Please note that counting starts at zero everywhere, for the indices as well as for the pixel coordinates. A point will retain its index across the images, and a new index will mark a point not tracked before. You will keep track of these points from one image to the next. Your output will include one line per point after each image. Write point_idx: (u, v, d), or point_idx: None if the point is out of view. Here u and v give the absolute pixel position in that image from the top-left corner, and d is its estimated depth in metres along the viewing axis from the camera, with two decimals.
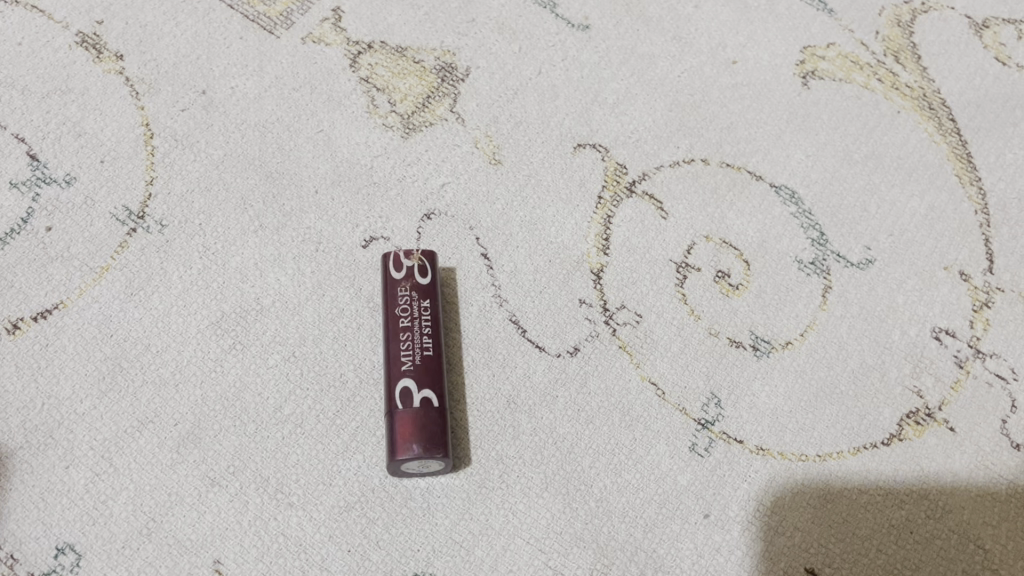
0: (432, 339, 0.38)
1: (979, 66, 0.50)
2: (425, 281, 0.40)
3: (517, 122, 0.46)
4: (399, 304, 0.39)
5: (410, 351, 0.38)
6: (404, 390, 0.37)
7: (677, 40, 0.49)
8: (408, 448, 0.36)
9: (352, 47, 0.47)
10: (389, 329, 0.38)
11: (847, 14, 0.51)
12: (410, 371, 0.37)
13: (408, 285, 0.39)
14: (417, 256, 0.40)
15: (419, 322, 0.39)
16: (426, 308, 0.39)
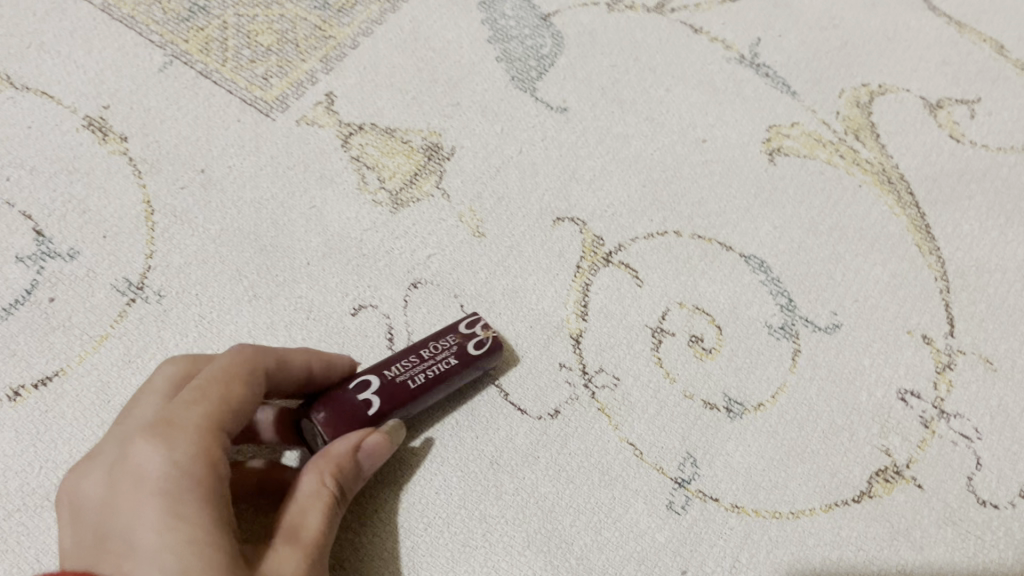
0: (431, 380, 0.40)
1: (934, 144, 0.53)
2: (481, 348, 0.41)
3: (500, 198, 0.49)
4: (439, 340, 0.41)
5: (403, 370, 0.40)
6: (363, 376, 0.39)
7: (650, 120, 0.52)
8: (318, 412, 0.38)
9: (344, 128, 0.50)
10: (413, 346, 0.41)
11: (809, 97, 0.54)
12: (391, 376, 0.39)
13: (456, 339, 0.41)
14: (489, 333, 0.42)
15: (436, 361, 0.40)
16: (455, 361, 0.41)
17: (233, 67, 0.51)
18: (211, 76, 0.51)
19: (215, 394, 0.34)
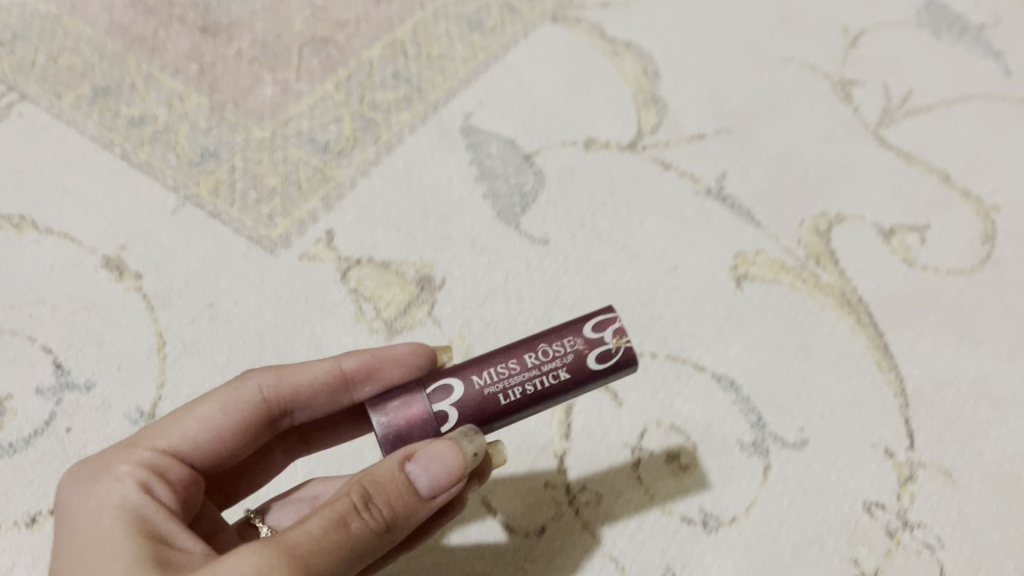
0: (533, 399, 0.38)
1: (891, 269, 0.57)
2: (602, 366, 0.38)
3: (486, 324, 0.53)
4: (559, 344, 0.38)
5: (500, 375, 0.38)
6: (452, 385, 0.38)
7: (626, 250, 0.57)
8: (386, 413, 0.38)
9: (342, 262, 0.54)
10: (529, 343, 0.39)
11: (773, 225, 0.59)
12: (488, 391, 0.38)
13: (578, 347, 0.38)
14: (619, 345, 0.38)
15: (544, 376, 0.38)
16: (567, 376, 0.38)
17: (240, 207, 0.56)
18: (220, 216, 0.55)
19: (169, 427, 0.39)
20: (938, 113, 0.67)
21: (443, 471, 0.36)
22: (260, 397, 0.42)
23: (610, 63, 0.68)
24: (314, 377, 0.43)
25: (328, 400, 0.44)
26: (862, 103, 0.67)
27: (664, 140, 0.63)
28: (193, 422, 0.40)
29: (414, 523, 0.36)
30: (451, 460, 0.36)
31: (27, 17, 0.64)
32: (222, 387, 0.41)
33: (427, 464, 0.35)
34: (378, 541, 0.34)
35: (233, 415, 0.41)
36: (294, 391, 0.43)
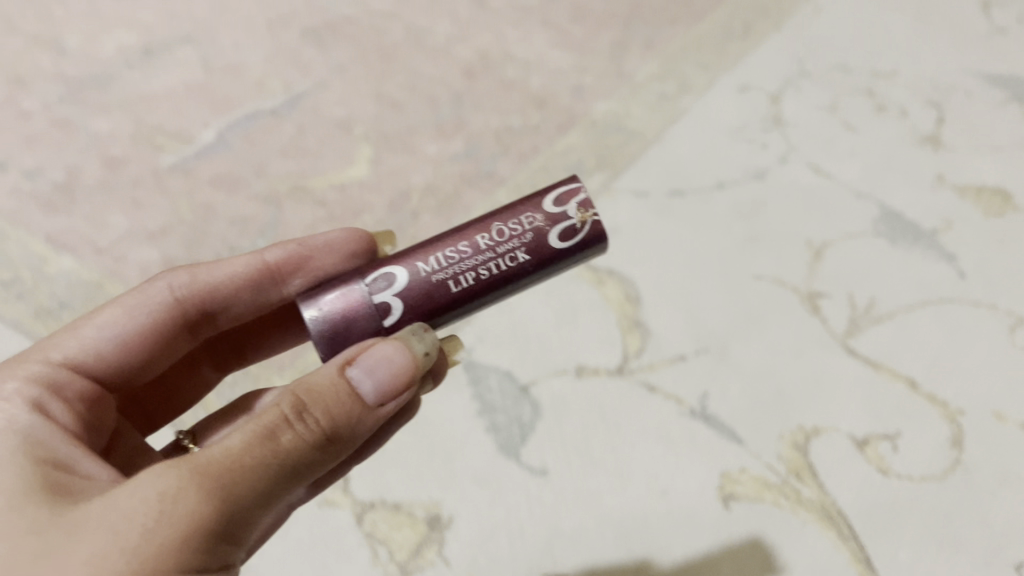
0: (486, 280, 0.49)
1: (866, 478, 0.63)
2: (554, 244, 0.50)
3: (491, 559, 0.61)
4: (516, 224, 0.50)
5: (461, 254, 0.49)
6: (402, 274, 0.49)
7: (620, 476, 0.64)
8: (332, 302, 0.49)
9: (358, 506, 0.63)
10: (489, 225, 0.50)
11: (755, 442, 0.65)
12: (442, 278, 0.49)
13: (534, 225, 0.50)
14: (568, 224, 0.50)
15: (497, 259, 0.49)
16: (521, 257, 0.50)
17: None
18: None
19: (74, 333, 0.53)
20: (900, 321, 0.73)
21: (381, 372, 0.44)
22: (172, 297, 0.57)
23: (595, 290, 0.75)
24: (231, 268, 0.59)
25: (243, 288, 0.60)
26: (828, 315, 0.73)
27: (649, 363, 0.69)
28: (100, 328, 0.54)
29: (355, 424, 0.43)
30: (399, 356, 0.44)
31: (70, 287, 0.79)
32: (131, 291, 0.56)
33: (370, 369, 0.44)
34: (314, 448, 0.41)
35: (142, 315, 0.56)
36: (206, 282, 0.58)
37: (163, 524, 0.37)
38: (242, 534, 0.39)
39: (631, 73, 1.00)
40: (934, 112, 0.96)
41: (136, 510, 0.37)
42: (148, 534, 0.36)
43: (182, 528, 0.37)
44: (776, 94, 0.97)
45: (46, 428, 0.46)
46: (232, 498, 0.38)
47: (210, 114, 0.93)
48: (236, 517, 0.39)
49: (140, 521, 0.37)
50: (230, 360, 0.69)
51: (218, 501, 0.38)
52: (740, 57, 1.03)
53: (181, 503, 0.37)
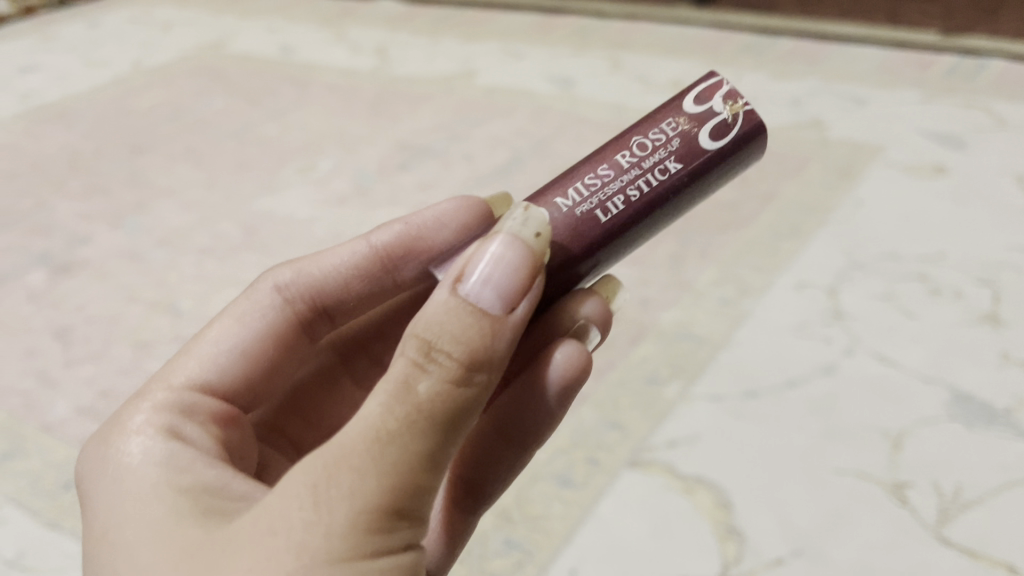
0: (637, 202, 0.58)
1: None
2: (700, 147, 0.58)
3: None
4: (661, 133, 0.59)
5: (605, 182, 0.58)
6: (544, 212, 0.57)
7: None
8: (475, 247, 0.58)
9: None
10: (629, 144, 0.59)
11: None
12: (589, 209, 0.58)
13: (682, 129, 0.59)
14: (714, 120, 0.59)
15: (645, 176, 0.58)
16: (672, 169, 0.58)
17: None
18: None
19: (191, 355, 0.64)
20: (989, 506, 0.75)
21: (496, 289, 0.48)
22: (281, 299, 0.67)
23: (687, 499, 0.78)
24: (337, 260, 0.69)
25: (349, 275, 0.69)
26: (917, 506, 0.75)
27: (749, 569, 0.72)
28: (213, 347, 0.64)
29: (496, 347, 0.47)
30: (511, 261, 0.49)
31: None
32: (240, 298, 0.67)
33: (486, 282, 0.48)
34: (454, 373, 0.45)
35: (253, 319, 0.66)
36: (312, 273, 0.68)
37: (322, 509, 0.43)
38: (412, 497, 0.44)
39: (691, 281, 1.07)
40: (989, 289, 1.01)
41: (291, 504, 0.43)
42: (309, 525, 0.43)
43: (345, 507, 0.43)
44: (832, 289, 1.03)
45: (181, 449, 0.55)
46: (380, 464, 0.43)
47: None
48: (391, 485, 0.43)
49: (296, 517, 0.43)
50: (370, 378, 0.78)
51: (366, 464, 0.43)
52: (792, 256, 1.10)
53: (331, 490, 0.43)
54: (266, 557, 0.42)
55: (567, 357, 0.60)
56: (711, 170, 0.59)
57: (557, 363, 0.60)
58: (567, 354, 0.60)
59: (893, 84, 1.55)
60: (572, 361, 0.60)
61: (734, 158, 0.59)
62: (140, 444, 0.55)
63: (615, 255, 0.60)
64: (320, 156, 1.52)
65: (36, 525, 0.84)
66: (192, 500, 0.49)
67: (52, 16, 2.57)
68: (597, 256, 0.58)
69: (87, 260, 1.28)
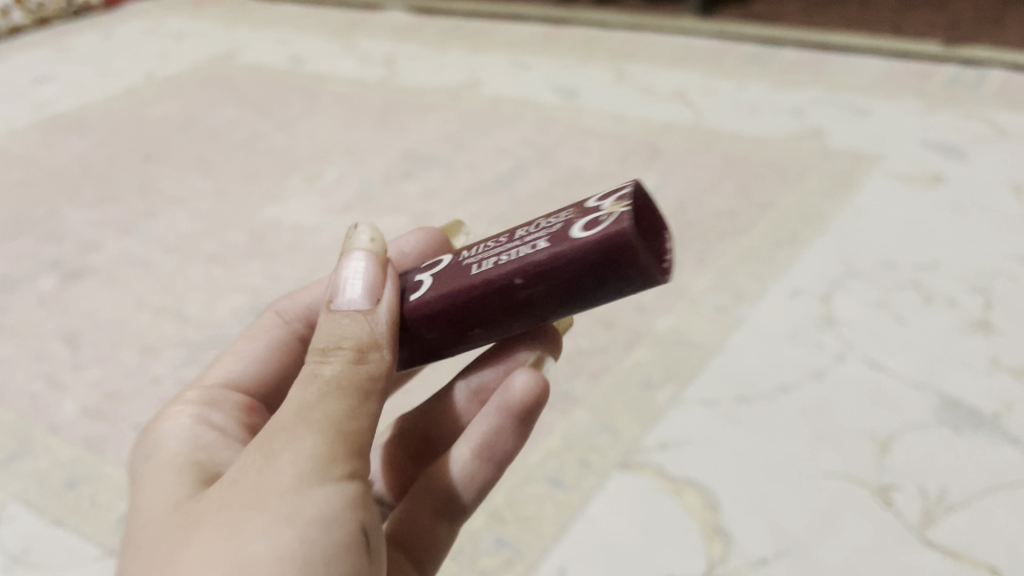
0: (501, 265, 0.55)
1: None
2: (570, 239, 0.52)
3: None
4: (562, 219, 0.55)
5: (498, 243, 0.58)
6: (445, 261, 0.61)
7: None
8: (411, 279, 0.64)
9: None
10: (542, 219, 0.57)
11: None
12: (469, 263, 0.58)
13: (574, 220, 0.54)
14: (597, 218, 0.51)
15: (519, 247, 0.55)
16: (540, 247, 0.54)
17: None
18: None
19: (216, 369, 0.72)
20: (974, 508, 0.76)
21: (363, 293, 0.57)
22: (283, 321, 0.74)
23: (676, 500, 0.80)
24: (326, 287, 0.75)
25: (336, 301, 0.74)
26: (902, 509, 0.76)
27: (734, 568, 0.73)
28: (233, 361, 0.72)
29: (375, 333, 0.56)
30: (368, 269, 0.59)
31: None
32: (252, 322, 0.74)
33: (361, 290, 0.57)
34: (348, 351, 0.54)
35: (262, 336, 0.73)
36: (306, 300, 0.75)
37: (273, 456, 0.51)
38: (348, 437, 0.52)
39: (687, 288, 1.09)
40: (981, 297, 1.02)
41: (246, 468, 0.51)
42: (265, 471, 0.50)
43: (291, 452, 0.50)
44: (826, 296, 1.05)
45: (206, 437, 0.63)
46: (314, 416, 0.52)
47: None
48: (327, 428, 0.51)
49: (254, 471, 0.51)
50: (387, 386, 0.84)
51: (301, 419, 0.52)
52: (788, 264, 1.11)
53: (279, 443, 0.51)
54: (235, 502, 0.50)
55: (526, 386, 0.63)
56: (582, 269, 0.52)
57: (517, 391, 0.63)
58: (526, 383, 0.63)
59: (894, 94, 1.56)
60: (529, 388, 0.63)
61: (604, 259, 0.51)
62: (174, 434, 0.63)
63: (489, 325, 0.57)
64: (327, 165, 1.55)
65: (42, 523, 0.86)
66: (199, 477, 0.57)
67: (68, 28, 2.62)
68: (475, 320, 0.57)
69: (98, 266, 1.31)
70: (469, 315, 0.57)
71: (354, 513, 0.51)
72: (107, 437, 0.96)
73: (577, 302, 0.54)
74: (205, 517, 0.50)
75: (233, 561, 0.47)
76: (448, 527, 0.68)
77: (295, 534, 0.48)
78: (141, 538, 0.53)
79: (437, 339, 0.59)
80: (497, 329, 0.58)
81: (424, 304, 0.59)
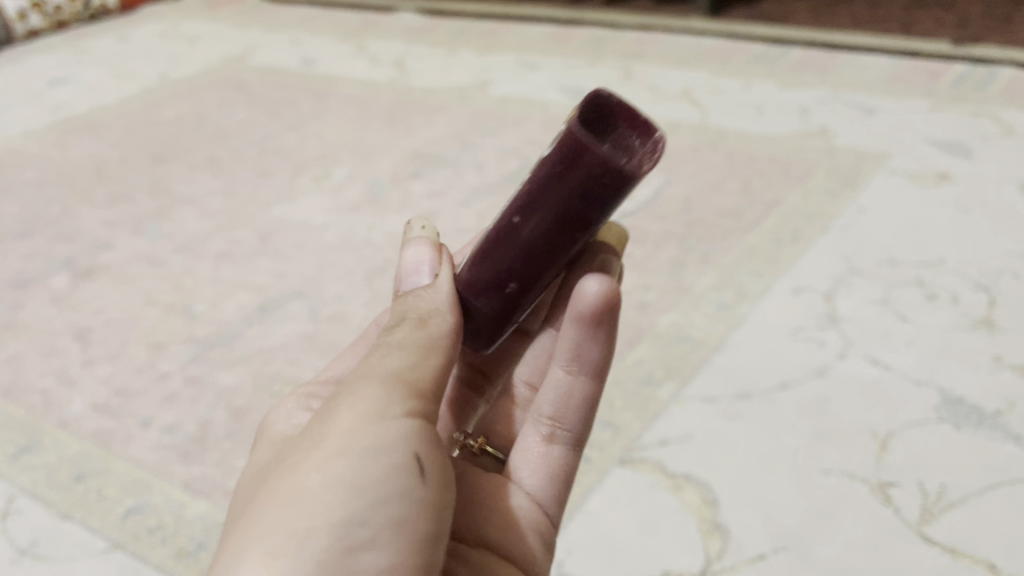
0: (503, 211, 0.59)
1: None
2: (543, 161, 0.55)
3: None
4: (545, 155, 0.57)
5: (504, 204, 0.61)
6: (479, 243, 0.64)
7: None
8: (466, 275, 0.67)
9: None
10: None
11: None
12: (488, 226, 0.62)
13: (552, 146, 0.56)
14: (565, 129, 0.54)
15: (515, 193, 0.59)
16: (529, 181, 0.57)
17: None
18: None
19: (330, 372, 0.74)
20: (972, 506, 0.76)
21: (420, 270, 0.61)
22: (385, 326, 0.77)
23: (675, 497, 0.80)
24: None
25: None
26: (901, 505, 0.77)
27: (731, 564, 0.74)
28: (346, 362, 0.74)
29: (438, 302, 0.58)
30: (426, 248, 0.62)
31: (205, 529, 0.84)
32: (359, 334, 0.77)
33: (421, 262, 0.61)
34: (415, 315, 0.57)
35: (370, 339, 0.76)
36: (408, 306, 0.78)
37: (336, 405, 0.52)
38: (407, 388, 0.53)
39: (690, 286, 1.09)
40: (985, 295, 1.01)
41: (314, 420, 0.53)
42: (327, 418, 0.52)
43: (352, 398, 0.52)
44: (829, 294, 1.05)
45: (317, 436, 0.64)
46: (374, 371, 0.53)
47: (319, 361, 1.05)
48: (384, 377, 0.53)
49: (319, 421, 0.53)
50: None
51: (362, 374, 0.54)
52: (791, 262, 1.11)
53: (342, 395, 0.53)
54: (302, 447, 0.52)
55: (598, 292, 0.61)
56: (570, 173, 0.54)
57: (591, 298, 0.61)
58: (598, 288, 0.61)
59: (902, 93, 1.56)
60: (601, 292, 0.61)
61: (589, 164, 0.54)
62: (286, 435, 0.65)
63: (519, 274, 0.59)
64: (336, 165, 1.56)
65: (49, 516, 0.88)
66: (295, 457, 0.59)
67: (83, 31, 2.65)
68: (509, 273, 0.59)
69: (109, 264, 1.32)
70: (499, 270, 0.59)
71: (411, 443, 0.51)
72: (115, 432, 0.97)
73: (584, 211, 0.56)
74: (277, 466, 0.52)
75: (290, 495, 0.49)
76: (560, 454, 0.68)
77: (343, 464, 0.49)
78: (235, 504, 0.55)
79: (485, 306, 0.60)
80: (526, 281, 0.59)
81: (466, 276, 0.60)
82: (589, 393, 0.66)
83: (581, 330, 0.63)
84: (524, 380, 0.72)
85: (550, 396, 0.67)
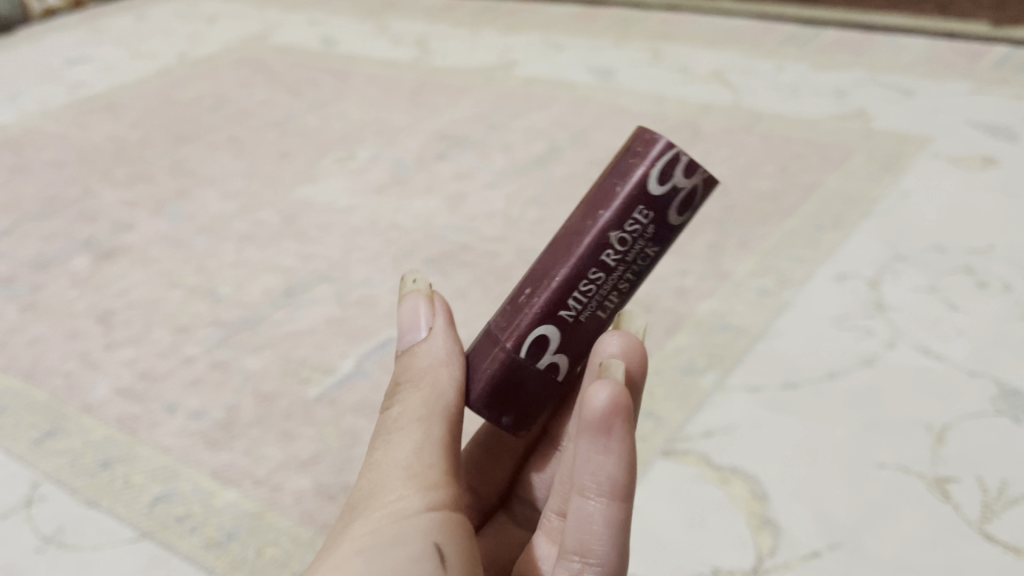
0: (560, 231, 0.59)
1: None
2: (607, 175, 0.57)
3: None
4: None
5: None
6: None
7: None
8: None
9: None
10: None
11: None
12: None
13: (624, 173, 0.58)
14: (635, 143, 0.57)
15: None
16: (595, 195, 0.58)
17: None
18: None
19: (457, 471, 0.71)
20: None
21: (414, 321, 0.60)
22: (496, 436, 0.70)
23: (721, 490, 0.77)
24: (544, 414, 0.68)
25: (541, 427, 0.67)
26: (960, 502, 0.73)
27: (783, 561, 0.71)
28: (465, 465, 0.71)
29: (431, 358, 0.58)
30: (421, 308, 0.61)
31: (234, 518, 0.81)
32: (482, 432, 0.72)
33: (417, 312, 0.61)
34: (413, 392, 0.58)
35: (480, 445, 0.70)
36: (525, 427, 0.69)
37: (363, 511, 0.53)
38: (426, 475, 0.54)
39: (729, 272, 1.06)
40: None
41: (342, 530, 0.54)
42: (355, 526, 0.53)
43: (378, 500, 0.53)
44: (875, 281, 1.01)
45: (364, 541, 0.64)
46: (392, 465, 0.54)
47: (347, 346, 1.02)
48: (402, 470, 0.54)
49: (347, 529, 0.53)
50: None
51: (382, 471, 0.55)
52: (834, 248, 1.08)
53: (366, 500, 0.54)
54: (330, 558, 0.52)
55: (607, 399, 0.51)
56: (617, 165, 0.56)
57: (600, 406, 0.51)
58: (605, 397, 0.51)
59: (941, 75, 1.51)
60: (611, 401, 0.51)
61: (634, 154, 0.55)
62: None
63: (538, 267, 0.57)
64: (359, 146, 1.53)
65: (75, 504, 0.85)
66: None
67: (101, 10, 2.62)
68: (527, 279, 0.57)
69: (131, 246, 1.30)
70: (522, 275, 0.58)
71: (429, 536, 0.51)
72: (141, 417, 0.95)
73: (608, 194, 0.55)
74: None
75: None
76: None
77: (357, 562, 0.50)
78: None
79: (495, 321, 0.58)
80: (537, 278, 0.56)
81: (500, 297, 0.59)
82: (618, 517, 0.52)
83: (590, 442, 0.51)
84: (553, 511, 0.61)
85: (572, 525, 0.53)
